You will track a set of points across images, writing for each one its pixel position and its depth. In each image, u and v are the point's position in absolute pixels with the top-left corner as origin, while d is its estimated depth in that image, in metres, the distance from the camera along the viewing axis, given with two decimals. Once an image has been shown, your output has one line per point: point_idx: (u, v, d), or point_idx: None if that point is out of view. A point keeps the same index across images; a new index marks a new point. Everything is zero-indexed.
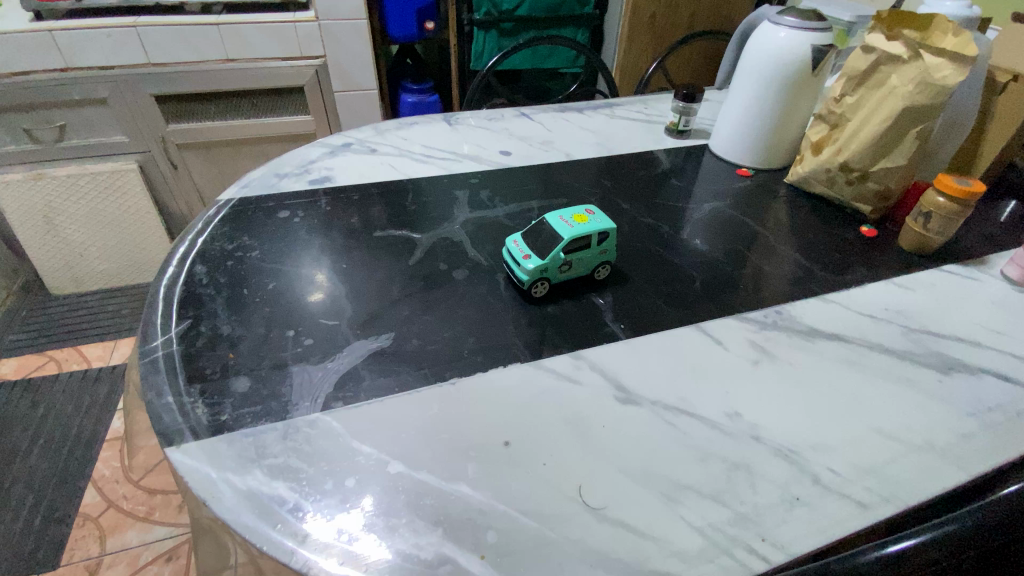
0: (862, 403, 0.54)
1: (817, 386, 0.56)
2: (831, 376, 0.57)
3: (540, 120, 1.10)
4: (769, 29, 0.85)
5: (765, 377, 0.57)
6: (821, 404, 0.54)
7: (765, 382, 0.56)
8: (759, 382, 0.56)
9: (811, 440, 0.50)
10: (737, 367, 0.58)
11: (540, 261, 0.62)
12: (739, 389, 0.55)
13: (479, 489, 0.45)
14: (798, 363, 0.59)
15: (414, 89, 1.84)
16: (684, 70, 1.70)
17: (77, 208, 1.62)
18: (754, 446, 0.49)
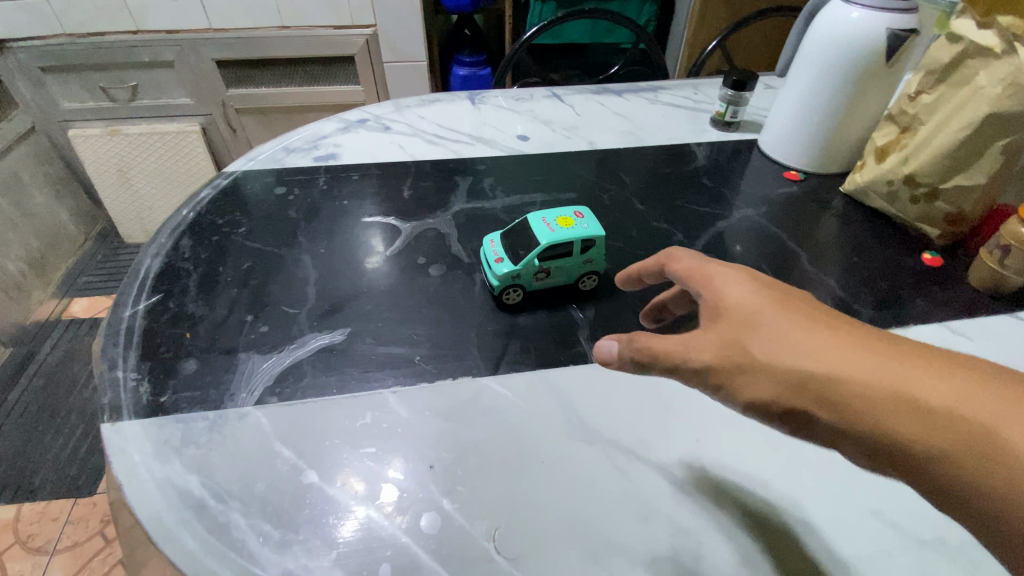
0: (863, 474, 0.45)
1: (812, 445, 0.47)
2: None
3: (571, 103, 1.01)
4: (839, 8, 0.71)
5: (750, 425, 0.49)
6: (811, 468, 0.46)
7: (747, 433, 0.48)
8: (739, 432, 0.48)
9: (784, 514, 0.42)
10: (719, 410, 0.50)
11: (512, 266, 0.56)
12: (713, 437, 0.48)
13: (388, 515, 0.42)
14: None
15: (466, 61, 1.77)
16: (752, 52, 1.52)
17: (146, 164, 1.73)
18: (713, 510, 0.43)
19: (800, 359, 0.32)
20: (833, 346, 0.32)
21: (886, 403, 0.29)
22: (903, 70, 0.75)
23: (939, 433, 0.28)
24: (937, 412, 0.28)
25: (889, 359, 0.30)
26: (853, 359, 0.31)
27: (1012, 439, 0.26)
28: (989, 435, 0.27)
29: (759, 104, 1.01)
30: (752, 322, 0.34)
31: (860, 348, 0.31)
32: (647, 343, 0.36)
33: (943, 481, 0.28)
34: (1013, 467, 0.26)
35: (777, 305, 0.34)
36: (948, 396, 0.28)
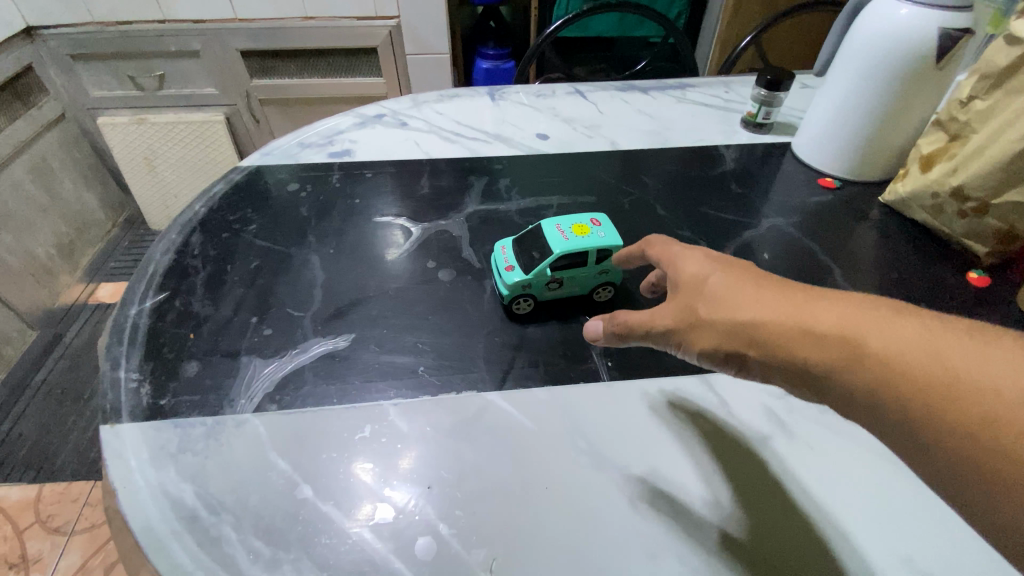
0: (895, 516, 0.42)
1: (841, 484, 0.44)
2: (866, 475, 0.44)
3: (595, 100, 0.97)
4: (880, 10, 0.66)
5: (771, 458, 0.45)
6: (839, 507, 0.42)
7: (771, 467, 0.45)
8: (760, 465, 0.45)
9: (805, 559, 0.39)
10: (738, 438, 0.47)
11: (523, 276, 0.54)
12: (733, 469, 0.45)
13: (382, 538, 0.40)
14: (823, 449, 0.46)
15: (490, 54, 1.73)
16: (787, 48, 1.45)
17: (172, 153, 1.76)
18: (727, 550, 0.40)
19: (733, 306, 0.35)
20: (763, 293, 0.35)
21: (794, 335, 0.32)
22: (954, 73, 0.69)
23: (831, 353, 0.30)
24: (840, 336, 0.30)
25: (807, 298, 0.33)
26: (778, 301, 0.34)
27: (877, 348, 0.28)
28: (887, 351, 0.28)
29: (794, 104, 0.96)
30: (700, 286, 0.38)
31: (789, 291, 0.34)
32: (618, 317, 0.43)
33: (859, 400, 0.29)
34: (909, 379, 0.27)
35: (723, 266, 0.38)
36: (846, 322, 0.30)
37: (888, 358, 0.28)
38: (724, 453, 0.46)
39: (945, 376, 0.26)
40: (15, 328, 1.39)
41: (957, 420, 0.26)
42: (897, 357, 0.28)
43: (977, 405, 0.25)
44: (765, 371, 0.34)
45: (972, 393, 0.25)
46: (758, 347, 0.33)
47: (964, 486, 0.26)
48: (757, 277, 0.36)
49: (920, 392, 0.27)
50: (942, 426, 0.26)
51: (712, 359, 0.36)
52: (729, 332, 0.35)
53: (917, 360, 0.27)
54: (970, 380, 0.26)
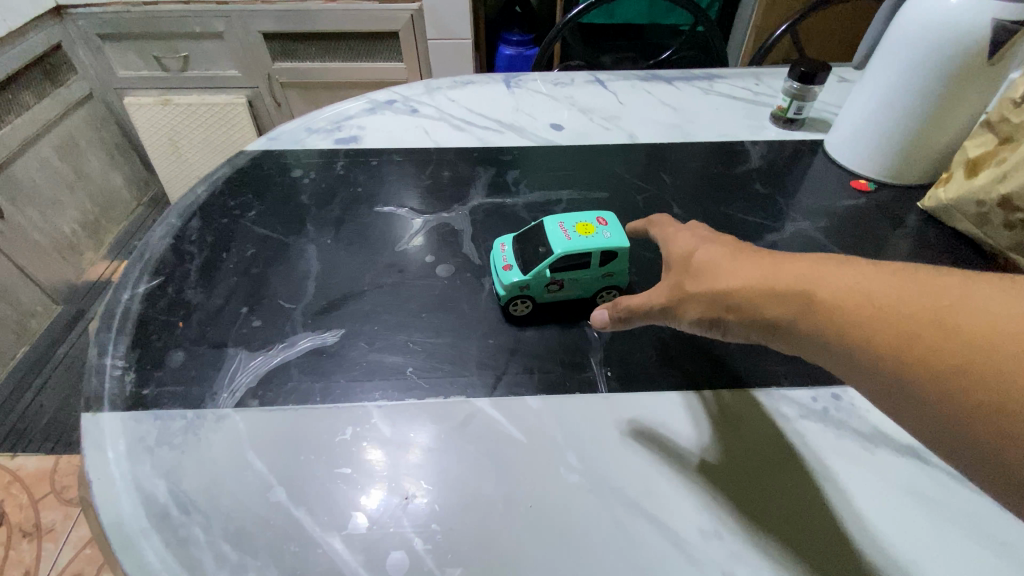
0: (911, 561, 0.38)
1: (853, 521, 0.40)
2: (884, 511, 0.41)
3: (615, 90, 0.92)
4: (908, 26, 0.62)
5: (778, 489, 0.42)
6: (847, 549, 0.39)
7: (776, 498, 0.41)
8: (764, 495, 0.41)
9: None
10: (743, 463, 0.43)
11: (521, 276, 0.51)
12: (734, 497, 0.41)
13: (353, 550, 0.38)
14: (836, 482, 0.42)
15: (514, 40, 1.68)
16: (825, 39, 1.37)
17: (197, 134, 1.74)
18: None
19: (708, 272, 0.37)
20: (735, 259, 0.36)
21: (758, 293, 0.33)
22: (1010, 69, 0.63)
23: (790, 306, 0.31)
24: (793, 285, 0.31)
25: (770, 259, 0.34)
26: (746, 264, 0.35)
27: (828, 293, 0.30)
28: (831, 294, 0.29)
29: (828, 99, 0.90)
30: (686, 261, 0.40)
31: (758, 256, 0.36)
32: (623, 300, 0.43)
33: (818, 346, 0.30)
34: (848, 315, 0.28)
35: (707, 241, 0.40)
36: (805, 276, 0.31)
37: (832, 300, 0.29)
38: (726, 478, 0.42)
39: (887, 311, 0.27)
40: (39, 302, 1.40)
41: (890, 345, 0.26)
42: (847, 301, 0.29)
43: (916, 332, 0.26)
44: (739, 331, 0.35)
45: (903, 318, 0.26)
46: (727, 307, 0.35)
47: (911, 410, 0.26)
48: (733, 248, 0.38)
49: (857, 324, 0.28)
50: (878, 354, 0.27)
51: (693, 325, 0.38)
52: (704, 297, 0.36)
53: (856, 297, 0.28)
54: (900, 308, 0.27)
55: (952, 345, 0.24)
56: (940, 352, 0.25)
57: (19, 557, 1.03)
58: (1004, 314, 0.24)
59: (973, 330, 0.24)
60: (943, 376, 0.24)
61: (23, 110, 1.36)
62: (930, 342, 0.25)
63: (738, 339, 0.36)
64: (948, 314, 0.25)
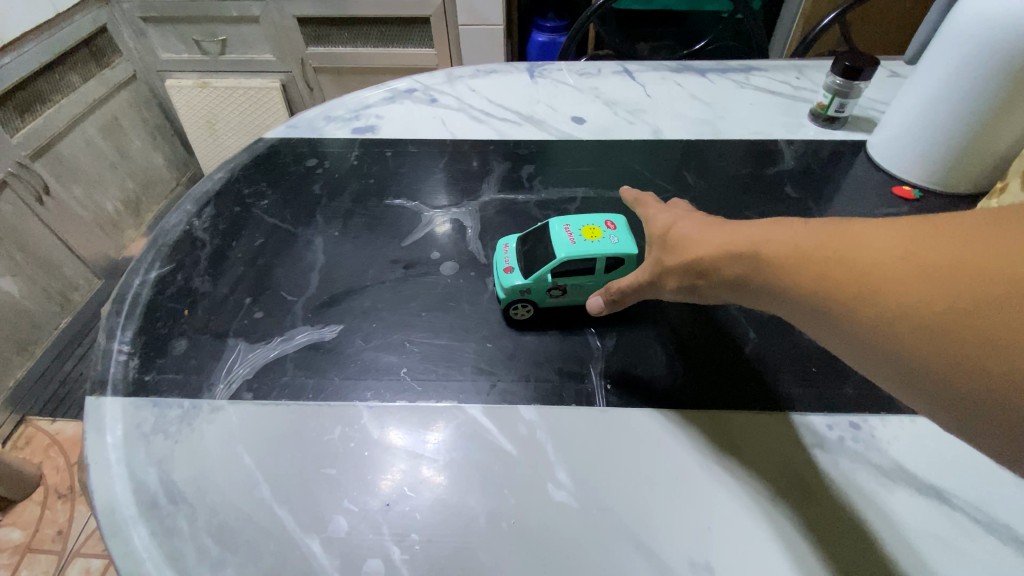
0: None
1: (858, 564, 0.37)
2: (895, 557, 0.37)
3: (643, 82, 0.88)
4: (964, 25, 0.57)
5: (780, 523, 0.39)
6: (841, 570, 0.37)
7: (774, 533, 0.38)
8: (760, 523, 0.39)
9: None
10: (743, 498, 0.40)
11: (522, 280, 0.49)
12: (731, 534, 0.38)
13: (331, 554, 0.38)
14: (849, 523, 0.39)
15: (548, 27, 1.61)
16: (879, 28, 1.27)
17: (233, 117, 1.76)
18: None
19: (680, 243, 0.39)
20: (702, 229, 0.38)
21: (712, 256, 0.35)
22: None
23: (738, 265, 0.33)
24: (743, 246, 0.33)
25: (728, 225, 0.36)
26: (709, 230, 0.37)
27: (768, 250, 0.31)
28: (771, 250, 0.31)
29: (875, 95, 0.83)
30: (661, 233, 0.41)
31: (720, 222, 0.38)
32: (615, 286, 0.45)
33: (767, 296, 0.32)
34: (783, 266, 0.30)
35: (684, 215, 0.42)
36: (749, 236, 0.33)
37: (772, 256, 0.31)
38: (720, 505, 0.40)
39: (814, 259, 0.29)
40: (82, 276, 1.45)
41: (810, 286, 0.29)
42: (783, 255, 0.31)
43: (838, 274, 0.27)
44: (711, 293, 0.37)
45: (827, 263, 0.28)
46: (693, 271, 0.37)
47: (840, 340, 0.28)
48: (707, 219, 0.40)
49: (793, 274, 0.30)
50: (810, 296, 0.29)
51: (675, 294, 0.40)
52: (678, 266, 0.38)
53: (790, 249, 0.30)
54: (825, 252, 0.29)
55: (865, 279, 0.26)
56: (855, 288, 0.26)
57: (54, 517, 1.08)
58: (906, 245, 0.26)
59: (880, 262, 0.26)
60: (860, 308, 0.26)
61: (70, 91, 1.41)
62: (848, 281, 0.27)
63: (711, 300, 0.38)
64: (852, 252, 0.27)
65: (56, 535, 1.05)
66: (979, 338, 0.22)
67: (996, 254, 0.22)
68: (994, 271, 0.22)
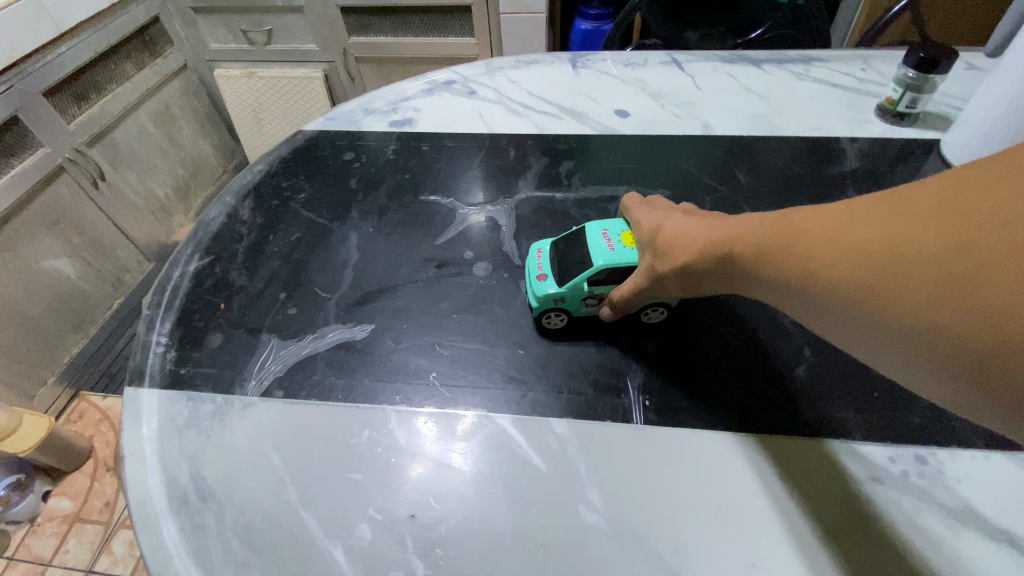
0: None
1: None
2: None
3: (693, 73, 0.83)
4: None
5: (826, 561, 0.36)
6: None
7: (820, 568, 0.36)
8: (806, 561, 0.36)
9: None
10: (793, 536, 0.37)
11: (556, 288, 0.47)
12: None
13: (354, 563, 0.37)
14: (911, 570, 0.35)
15: (592, 14, 1.55)
16: (953, 18, 1.17)
17: (277, 106, 1.79)
18: None
19: (668, 245, 0.39)
20: (686, 228, 0.39)
21: (689, 256, 0.37)
22: None
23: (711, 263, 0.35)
24: (716, 244, 0.35)
25: (706, 223, 0.37)
26: (687, 230, 0.39)
27: (732, 246, 0.33)
28: (734, 248, 0.33)
29: (951, 89, 0.76)
30: (651, 237, 0.43)
31: (699, 220, 0.39)
32: (617, 294, 0.45)
33: (744, 287, 0.33)
34: (744, 261, 0.32)
35: (671, 216, 0.43)
36: (716, 236, 0.35)
37: (736, 253, 0.33)
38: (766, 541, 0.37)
39: (762, 251, 0.31)
40: (134, 259, 1.51)
41: (765, 276, 0.30)
42: (742, 250, 0.32)
43: (781, 264, 0.29)
44: (709, 289, 0.38)
45: (777, 255, 0.29)
46: (679, 271, 0.38)
47: (807, 322, 0.30)
48: (691, 216, 0.41)
49: (755, 267, 0.31)
50: (770, 285, 0.30)
51: (678, 292, 0.41)
52: (671, 267, 0.39)
53: (749, 244, 0.32)
54: (773, 242, 0.30)
55: (810, 266, 0.27)
56: (800, 277, 0.28)
57: (102, 489, 1.14)
58: (833, 229, 0.26)
59: (817, 253, 0.27)
60: (813, 294, 0.27)
61: (124, 80, 1.46)
62: (792, 267, 0.28)
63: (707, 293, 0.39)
64: (790, 243, 0.29)
65: (103, 507, 1.11)
66: (897, 299, 0.23)
67: (904, 227, 0.23)
68: (904, 247, 0.23)
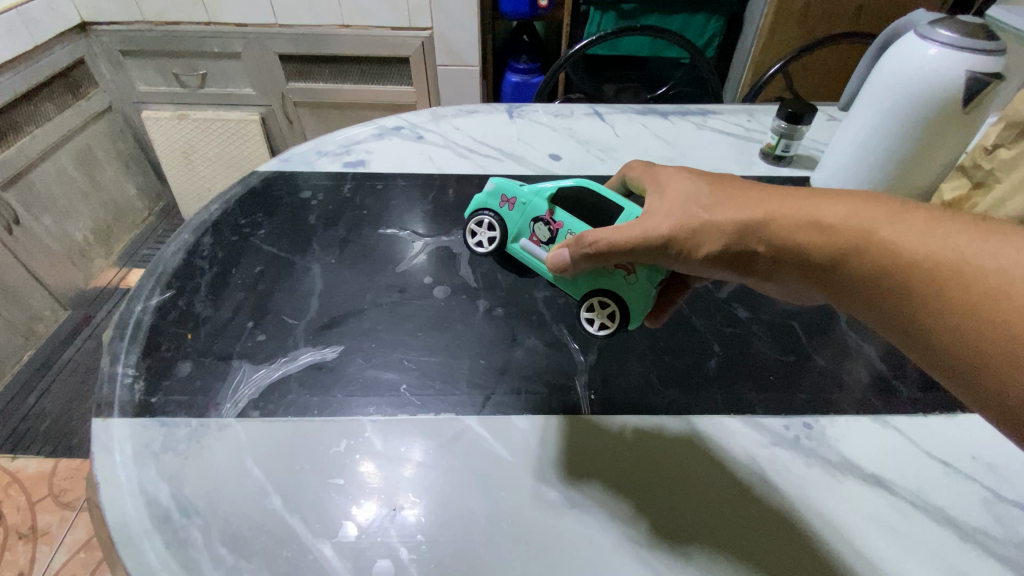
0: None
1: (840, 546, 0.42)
2: (857, 546, 0.42)
3: (612, 123, 0.96)
4: (888, 80, 0.66)
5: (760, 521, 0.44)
6: (806, 551, 0.42)
7: (754, 520, 0.44)
8: (738, 519, 0.44)
9: None
10: (732, 514, 0.44)
11: (518, 192, 0.56)
12: (734, 556, 0.42)
13: (341, 557, 0.41)
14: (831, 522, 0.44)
15: (520, 68, 1.70)
16: (816, 78, 1.42)
17: (210, 148, 1.77)
18: None
19: (748, 214, 0.42)
20: (774, 199, 0.42)
21: (786, 223, 0.40)
22: (986, 114, 0.67)
23: (810, 234, 0.38)
24: (823, 221, 0.38)
25: (805, 198, 0.41)
26: (772, 199, 0.42)
27: (847, 226, 0.37)
28: (846, 227, 0.37)
29: (816, 137, 0.94)
30: (713, 200, 0.44)
31: (780, 192, 0.42)
32: (589, 235, 0.47)
33: (831, 260, 0.37)
34: (857, 240, 0.36)
35: (723, 187, 0.45)
36: (829, 210, 0.38)
37: (844, 230, 0.37)
38: (727, 530, 0.43)
39: (885, 240, 0.35)
40: (48, 307, 1.42)
41: (881, 261, 0.35)
42: (861, 230, 0.36)
43: (906, 256, 0.34)
44: (767, 264, 0.42)
45: (910, 252, 0.34)
46: (738, 234, 0.42)
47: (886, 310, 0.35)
48: (757, 192, 0.44)
49: (850, 243, 0.36)
50: (875, 269, 0.35)
51: (707, 257, 0.44)
52: (737, 233, 0.42)
53: (875, 230, 0.36)
54: (893, 233, 0.35)
55: (940, 272, 0.32)
56: (924, 269, 0.33)
57: (14, 558, 1.03)
58: (975, 247, 0.32)
59: (952, 264, 0.32)
60: (927, 292, 0.32)
61: (44, 121, 1.41)
62: (916, 266, 0.33)
63: (757, 267, 0.42)
64: (920, 244, 0.33)
65: None
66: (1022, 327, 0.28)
67: None
68: None
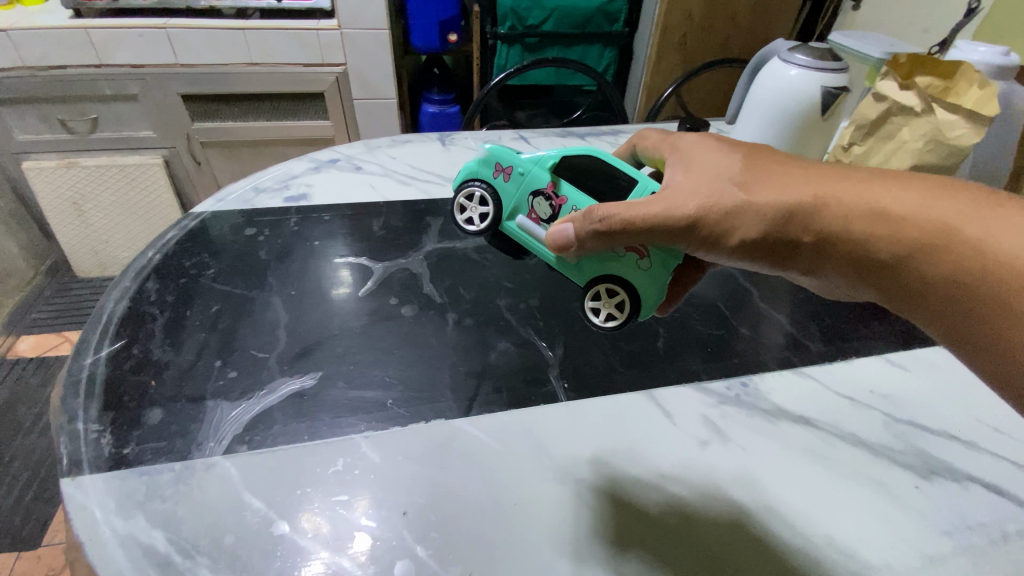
0: (829, 522, 0.47)
1: (791, 485, 0.50)
2: (806, 479, 0.51)
3: (538, 145, 1.05)
4: (764, 93, 0.80)
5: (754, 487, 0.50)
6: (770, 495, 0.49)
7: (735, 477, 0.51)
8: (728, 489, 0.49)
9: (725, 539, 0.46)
10: (743, 492, 0.49)
11: (514, 167, 0.61)
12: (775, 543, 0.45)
13: (360, 566, 0.42)
14: (789, 469, 0.51)
15: (436, 99, 1.76)
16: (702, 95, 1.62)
17: (106, 197, 1.62)
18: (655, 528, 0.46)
19: (799, 200, 0.44)
20: (825, 186, 0.44)
21: (840, 206, 0.42)
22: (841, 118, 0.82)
23: (862, 219, 0.41)
24: (878, 211, 0.41)
25: (861, 185, 0.43)
26: (827, 185, 0.44)
27: (906, 216, 0.40)
28: (903, 218, 0.40)
29: None
30: (760, 184, 0.46)
31: (836, 179, 0.45)
32: (598, 208, 0.49)
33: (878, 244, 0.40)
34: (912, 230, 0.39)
35: (772, 172, 0.47)
36: (886, 199, 0.41)
37: (903, 220, 0.40)
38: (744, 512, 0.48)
39: (946, 233, 0.38)
40: None
41: (935, 252, 0.38)
42: (914, 222, 0.39)
43: (961, 251, 0.37)
44: (809, 248, 0.44)
45: (966, 248, 0.36)
46: (779, 218, 0.44)
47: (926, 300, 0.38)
48: (807, 179, 0.46)
49: (907, 233, 0.39)
50: (927, 260, 0.38)
51: (743, 240, 0.46)
52: (779, 216, 0.44)
53: (937, 224, 0.38)
54: (954, 228, 0.37)
55: (995, 269, 0.35)
56: (977, 265, 0.36)
57: None
58: None
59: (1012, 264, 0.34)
60: (975, 286, 0.35)
61: None
62: (973, 262, 0.36)
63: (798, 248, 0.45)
64: (978, 239, 0.36)
65: None
66: None
67: None
68: None
